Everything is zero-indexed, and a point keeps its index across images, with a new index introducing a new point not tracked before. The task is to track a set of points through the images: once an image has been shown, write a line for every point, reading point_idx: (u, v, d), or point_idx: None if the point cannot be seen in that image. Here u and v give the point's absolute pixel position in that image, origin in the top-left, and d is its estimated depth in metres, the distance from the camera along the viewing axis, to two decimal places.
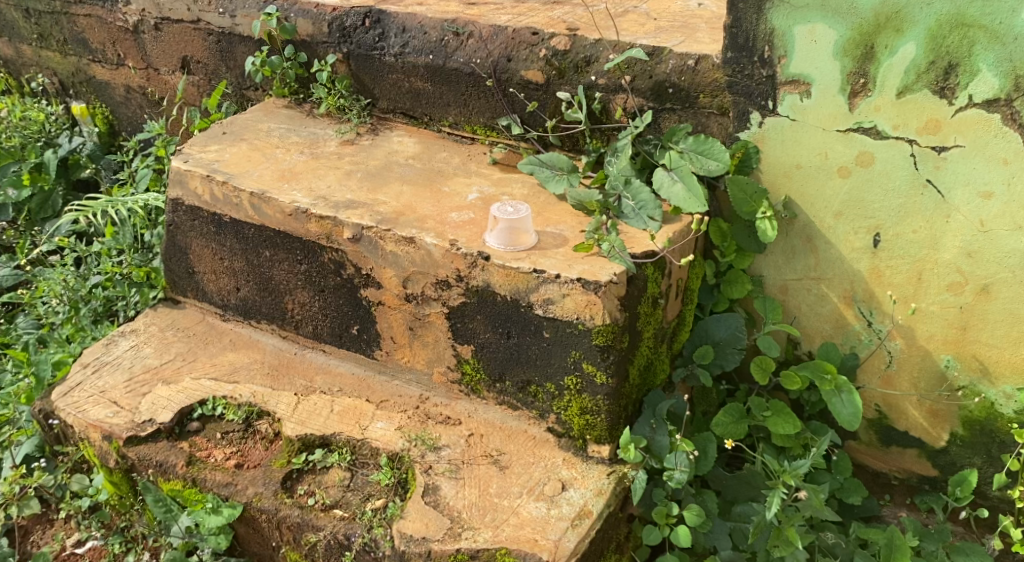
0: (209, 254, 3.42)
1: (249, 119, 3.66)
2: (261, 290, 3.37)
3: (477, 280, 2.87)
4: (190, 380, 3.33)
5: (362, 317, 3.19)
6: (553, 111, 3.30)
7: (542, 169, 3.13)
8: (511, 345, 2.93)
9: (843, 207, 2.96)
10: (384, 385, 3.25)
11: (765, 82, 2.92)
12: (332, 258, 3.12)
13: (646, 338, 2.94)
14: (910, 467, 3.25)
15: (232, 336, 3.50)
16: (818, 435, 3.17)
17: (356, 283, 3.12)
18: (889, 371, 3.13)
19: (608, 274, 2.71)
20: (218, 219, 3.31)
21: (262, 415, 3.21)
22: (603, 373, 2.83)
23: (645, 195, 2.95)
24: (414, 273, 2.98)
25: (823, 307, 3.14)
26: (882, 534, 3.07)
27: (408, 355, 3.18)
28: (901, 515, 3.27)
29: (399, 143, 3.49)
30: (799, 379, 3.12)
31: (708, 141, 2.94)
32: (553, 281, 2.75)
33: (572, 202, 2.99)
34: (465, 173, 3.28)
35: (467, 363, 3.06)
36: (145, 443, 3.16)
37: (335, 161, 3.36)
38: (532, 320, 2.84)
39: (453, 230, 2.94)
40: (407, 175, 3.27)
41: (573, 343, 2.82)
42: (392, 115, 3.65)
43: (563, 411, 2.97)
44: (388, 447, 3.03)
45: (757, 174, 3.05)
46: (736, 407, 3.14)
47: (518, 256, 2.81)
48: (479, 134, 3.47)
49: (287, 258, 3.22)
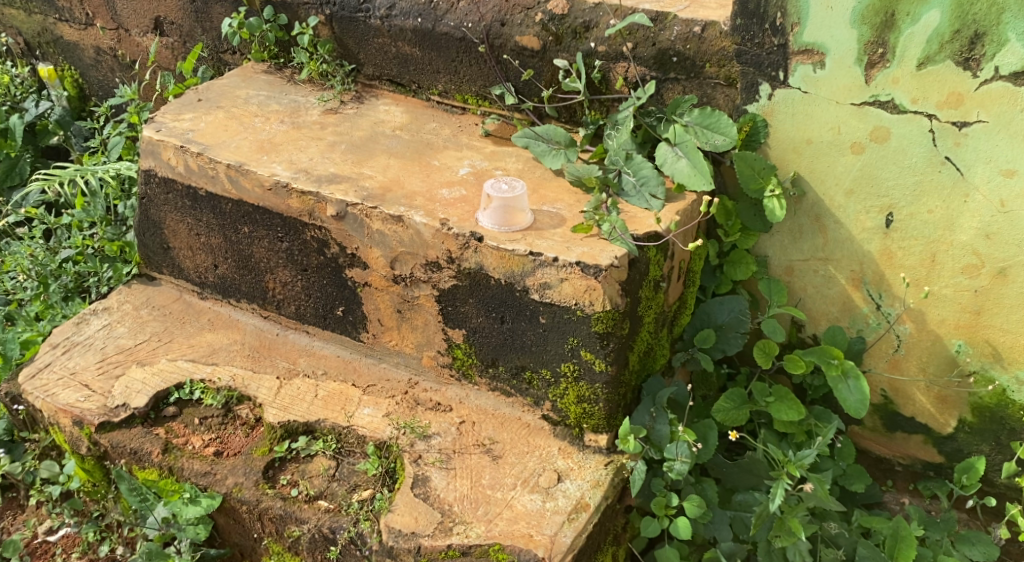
0: (184, 229, 3.25)
1: (226, 85, 3.47)
2: (241, 268, 3.21)
3: (469, 262, 2.70)
4: (167, 362, 3.18)
5: (348, 298, 3.04)
6: (549, 80, 3.12)
7: (537, 143, 2.96)
8: (505, 330, 2.77)
9: (855, 185, 2.82)
10: (371, 368, 3.12)
11: (776, 52, 2.75)
12: (315, 236, 2.95)
13: (647, 323, 2.77)
14: (913, 452, 3.20)
15: (211, 315, 3.36)
16: (822, 421, 3.09)
17: (341, 263, 2.96)
18: (897, 356, 3.04)
19: (609, 258, 2.54)
20: (194, 192, 3.12)
21: (243, 399, 3.07)
22: (603, 361, 2.64)
23: (646, 171, 2.79)
24: (401, 253, 2.81)
25: (830, 289, 3.03)
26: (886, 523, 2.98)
27: (396, 338, 3.03)
28: (904, 502, 3.21)
29: (386, 112, 3.33)
30: (803, 363, 3.01)
31: (714, 114, 2.79)
32: (550, 264, 2.57)
33: (570, 178, 2.85)
34: (455, 146, 3.13)
35: (458, 347, 2.92)
36: (119, 429, 3.01)
37: (318, 132, 3.18)
38: (528, 305, 2.67)
39: (444, 208, 2.78)
40: (396, 148, 3.11)
41: (570, 329, 2.63)
42: (377, 82, 3.46)
43: (558, 399, 2.81)
44: (375, 435, 2.89)
45: (764, 150, 2.89)
46: (739, 392, 3.04)
47: (514, 237, 2.65)
48: (470, 103, 3.30)
49: (267, 236, 3.06)
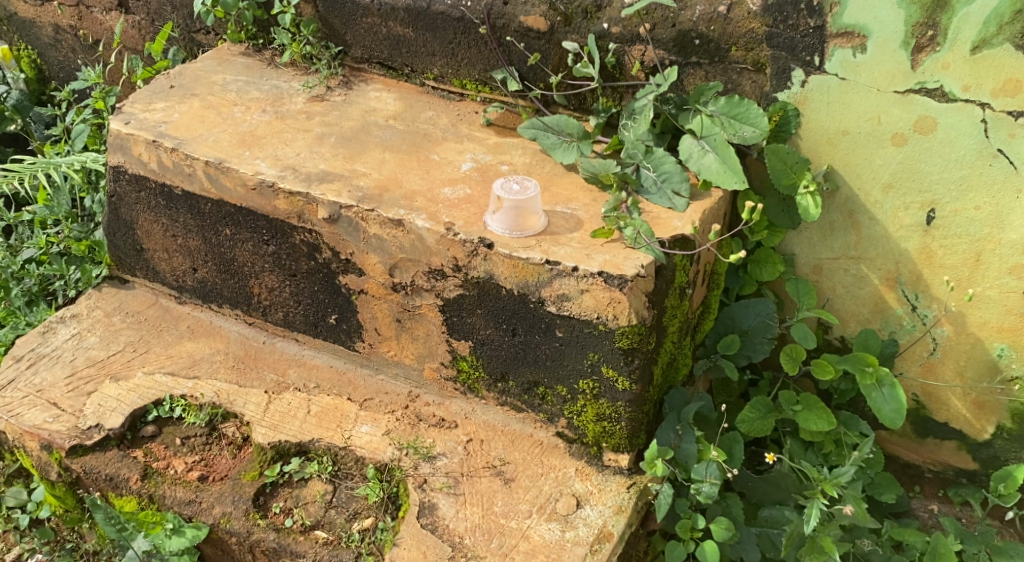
0: (158, 230, 2.97)
1: (200, 69, 3.18)
2: (222, 272, 2.95)
3: (478, 271, 2.45)
4: (143, 376, 2.92)
5: (341, 306, 2.79)
6: (557, 64, 2.86)
7: (547, 134, 2.71)
8: (516, 344, 2.53)
9: (894, 179, 2.60)
10: (368, 380, 2.88)
11: (812, 34, 2.50)
12: (305, 240, 2.70)
13: (670, 334, 2.54)
14: (945, 459, 3.02)
15: (191, 321, 3.09)
16: (851, 428, 2.91)
17: (334, 269, 2.71)
18: (932, 359, 2.84)
19: (635, 267, 2.30)
20: (168, 190, 2.84)
21: (229, 417, 2.83)
22: (626, 379, 2.41)
23: (669, 166, 2.57)
24: (402, 260, 2.56)
25: (861, 289, 2.82)
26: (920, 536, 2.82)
27: (394, 349, 2.79)
28: (932, 508, 3.03)
29: (377, 99, 3.06)
30: (833, 369, 2.81)
31: (743, 103, 2.54)
32: (569, 274, 2.33)
33: (585, 174, 2.61)
34: (455, 137, 2.88)
35: (463, 360, 2.68)
36: (93, 453, 2.76)
37: (305, 123, 2.92)
38: (543, 317, 2.42)
39: (448, 210, 2.53)
40: (390, 141, 2.86)
41: (591, 344, 2.40)
42: (366, 65, 3.19)
43: (575, 416, 2.58)
44: (375, 457, 2.66)
45: (795, 141, 2.66)
46: (764, 401, 2.84)
47: (527, 243, 2.41)
48: (468, 89, 3.04)
49: (251, 239, 2.80)
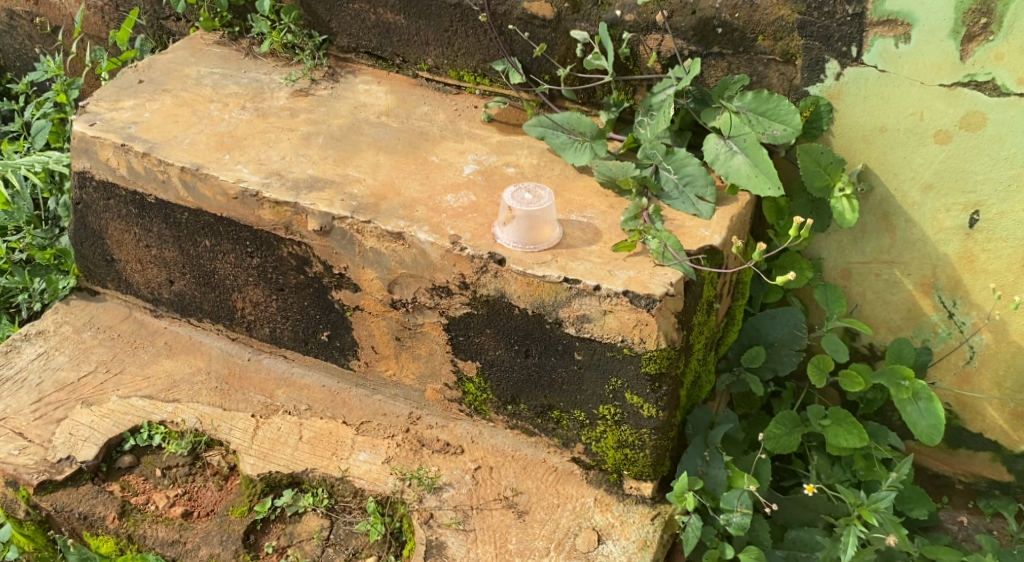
0: (130, 240, 2.71)
1: (172, 61, 2.93)
2: (202, 285, 2.71)
3: (487, 288, 2.23)
4: (118, 400, 2.68)
5: (334, 322, 2.56)
6: (564, 55, 2.62)
7: (556, 133, 2.48)
8: (529, 366, 2.32)
9: (935, 178, 2.40)
10: (363, 401, 2.65)
11: (849, 22, 2.28)
12: (293, 253, 2.46)
13: (697, 351, 2.34)
14: (978, 470, 2.85)
15: (169, 337, 2.85)
16: (879, 441, 2.74)
17: (326, 284, 2.48)
18: (968, 368, 2.66)
19: (662, 285, 2.09)
20: (140, 198, 2.59)
21: (213, 444, 2.60)
22: (652, 406, 2.21)
23: (692, 168, 2.35)
24: (402, 275, 2.33)
25: (894, 295, 2.62)
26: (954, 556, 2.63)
27: (393, 368, 2.57)
28: (962, 520, 2.82)
29: (366, 93, 2.82)
30: (863, 380, 2.63)
31: (773, 99, 2.33)
32: (590, 294, 2.11)
33: (600, 178, 2.39)
34: (455, 135, 2.64)
35: (469, 382, 2.46)
36: (65, 489, 2.52)
37: (289, 121, 2.67)
38: (560, 339, 2.21)
39: (452, 220, 2.30)
40: (384, 140, 2.62)
41: (613, 368, 2.19)
42: (353, 55, 2.94)
43: (593, 442, 2.38)
44: (375, 489, 2.44)
45: (826, 138, 2.44)
46: (790, 416, 2.65)
47: (542, 258, 2.18)
48: (466, 81, 2.80)
49: (233, 250, 2.55)
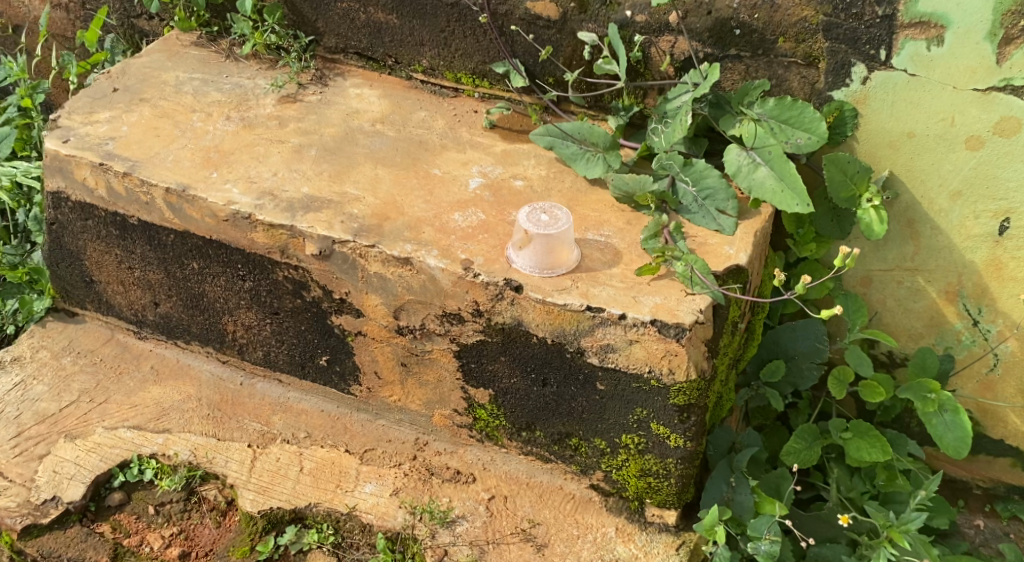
0: (110, 261, 2.54)
1: (147, 65, 2.75)
2: (190, 308, 2.55)
3: (503, 316, 2.10)
4: (104, 432, 2.52)
5: (334, 347, 2.42)
6: (570, 57, 2.47)
7: (566, 142, 2.34)
8: (547, 394, 2.19)
9: (965, 186, 2.30)
10: (366, 426, 2.52)
11: (878, 24, 2.17)
12: (288, 277, 2.31)
13: (720, 372, 2.22)
14: (997, 476, 2.78)
15: (154, 361, 2.69)
16: (897, 449, 2.65)
17: (325, 308, 2.33)
18: (991, 376, 2.58)
19: (692, 313, 1.97)
20: (122, 220, 2.42)
21: (208, 478, 2.46)
22: (680, 437, 2.10)
23: (712, 181, 2.22)
24: (409, 301, 2.19)
25: (916, 302, 2.53)
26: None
27: (398, 394, 2.44)
28: (978, 524, 2.77)
29: (358, 98, 2.65)
30: (883, 390, 2.54)
31: (798, 106, 2.20)
32: (615, 323, 1.99)
33: (616, 193, 2.25)
34: (456, 144, 2.49)
35: (481, 408, 2.33)
36: (52, 533, 2.37)
37: (279, 132, 2.51)
38: (581, 369, 2.09)
39: (462, 243, 2.16)
40: (381, 151, 2.46)
41: (639, 399, 2.08)
42: (341, 56, 2.77)
43: (613, 469, 2.27)
44: (384, 524, 2.32)
45: (850, 144, 2.33)
46: (809, 429, 2.55)
47: (561, 284, 2.06)
48: (463, 83, 2.64)
49: (223, 274, 2.39)
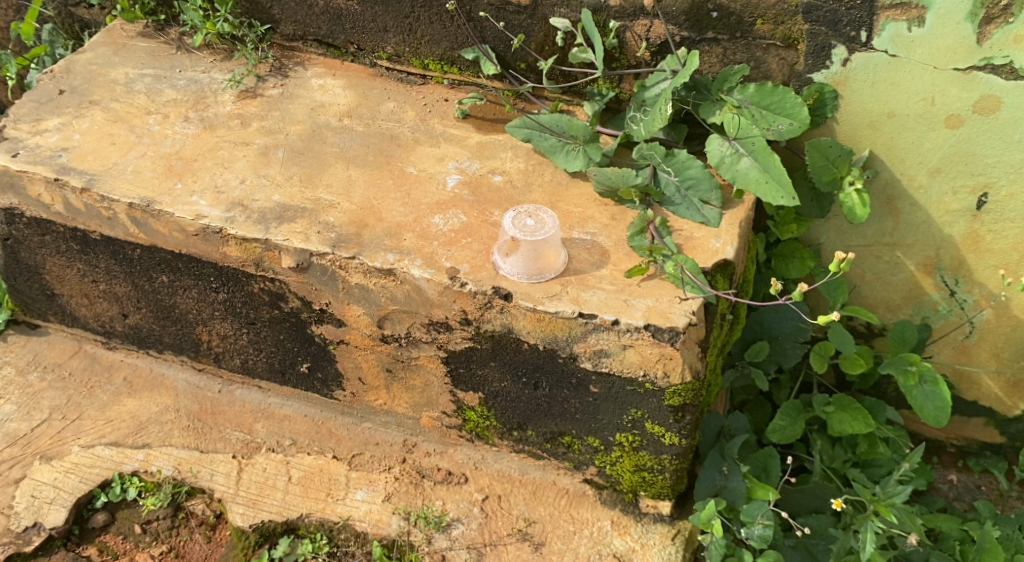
0: (72, 275, 2.44)
1: (93, 61, 2.60)
2: (161, 319, 2.46)
3: (492, 324, 2.06)
4: (81, 451, 2.45)
5: (315, 354, 2.36)
6: (542, 43, 2.40)
7: (543, 135, 2.28)
8: (539, 397, 2.17)
9: (944, 163, 2.29)
10: (352, 430, 2.49)
11: (859, 6, 2.13)
12: (264, 289, 2.24)
13: (712, 358, 2.22)
14: (972, 434, 2.82)
15: (126, 372, 2.61)
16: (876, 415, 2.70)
17: (305, 318, 2.27)
18: (967, 342, 2.61)
19: (685, 316, 1.95)
20: (83, 235, 2.31)
21: (195, 493, 2.40)
22: (675, 435, 2.09)
23: (695, 171, 2.19)
24: (394, 311, 2.14)
25: (894, 276, 2.54)
26: (955, 524, 2.62)
27: (384, 398, 2.41)
28: (952, 479, 2.80)
29: (321, 89, 2.55)
30: (863, 361, 2.54)
31: (779, 91, 2.16)
32: (608, 329, 1.96)
33: (598, 188, 2.21)
34: (428, 137, 2.41)
35: (470, 410, 2.31)
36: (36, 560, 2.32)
37: (242, 132, 2.40)
38: (574, 373, 2.07)
39: (445, 249, 2.10)
40: (351, 149, 2.37)
41: (633, 400, 2.06)
42: (300, 44, 2.65)
43: (607, 465, 2.26)
44: (378, 531, 2.30)
45: (830, 125, 2.30)
46: (793, 405, 2.58)
47: (551, 290, 2.02)
48: (431, 70, 2.55)
49: (196, 286, 2.31)
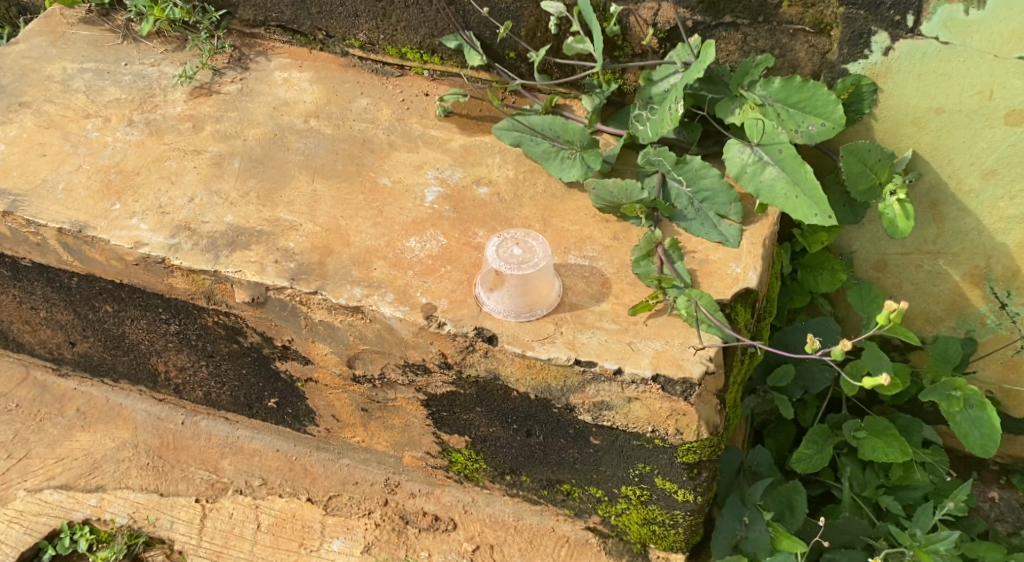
0: (9, 302, 2.17)
1: (28, 54, 2.30)
2: (111, 348, 2.20)
3: (476, 369, 1.79)
4: (28, 496, 2.21)
5: (282, 390, 2.10)
6: (533, 29, 2.08)
7: (534, 138, 1.99)
8: (532, 444, 1.90)
9: (1000, 165, 1.97)
10: (328, 468, 2.23)
11: None
12: (219, 323, 1.96)
13: (732, 390, 1.93)
14: (1020, 453, 2.50)
15: (80, 403, 2.36)
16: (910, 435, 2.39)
17: (267, 354, 2.00)
18: (1018, 358, 2.28)
19: (700, 364, 1.67)
20: (13, 261, 2.04)
21: (153, 543, 2.16)
22: (689, 492, 1.82)
23: (710, 181, 1.88)
24: (364, 351, 1.87)
25: (936, 286, 2.22)
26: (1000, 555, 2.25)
27: (361, 435, 2.14)
28: (993, 497, 2.47)
29: (285, 84, 2.24)
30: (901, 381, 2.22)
31: (807, 85, 1.83)
32: (609, 380, 1.69)
33: (597, 202, 1.90)
34: (404, 140, 2.10)
35: (456, 452, 2.05)
36: None
37: (193, 138, 2.11)
38: (572, 424, 1.80)
39: (421, 280, 1.82)
40: (316, 157, 2.07)
41: (640, 455, 1.79)
42: (262, 30, 2.34)
43: (612, 515, 2.00)
44: None
45: (867, 122, 1.99)
46: (820, 431, 2.28)
47: (543, 331, 1.73)
48: (409, 59, 2.24)
49: (143, 316, 2.04)
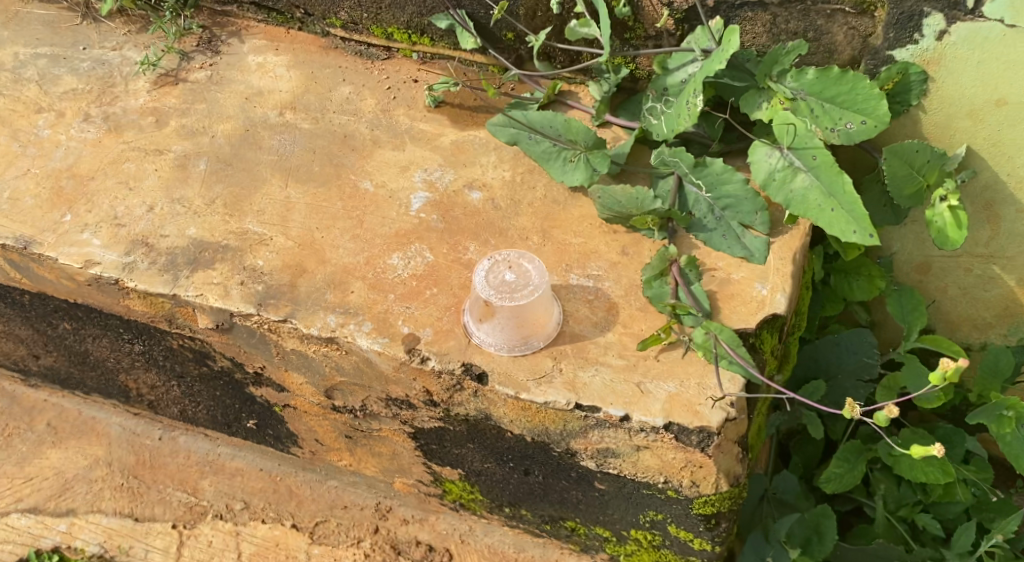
0: None
1: None
2: (77, 363, 2.02)
3: (465, 407, 1.59)
4: None
5: (259, 413, 1.91)
6: (533, 9, 1.83)
7: (531, 135, 1.74)
8: (532, 482, 1.72)
9: None
10: (315, 490, 2.05)
11: None
12: (185, 346, 1.78)
13: (757, 418, 1.73)
14: None
15: (50, 416, 2.19)
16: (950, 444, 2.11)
17: (240, 379, 1.81)
18: None
19: (719, 410, 1.46)
20: None
21: None
22: (706, 541, 1.64)
23: (733, 187, 1.64)
24: (343, 383, 1.67)
25: (987, 291, 1.96)
26: None
27: (348, 459, 1.96)
28: None
29: (259, 70, 2.01)
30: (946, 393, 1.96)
31: (846, 77, 1.60)
32: (615, 427, 1.49)
33: (604, 212, 1.67)
34: (389, 135, 1.87)
35: (450, 483, 1.86)
36: None
37: (156, 135, 1.89)
38: (573, 467, 1.61)
39: (403, 305, 1.61)
40: (291, 157, 1.84)
41: (651, 503, 1.61)
42: (235, 7, 2.10)
43: (621, 554, 1.81)
44: None
45: (914, 113, 1.74)
46: (851, 447, 2.02)
47: (539, 368, 1.53)
48: (396, 41, 2.00)
49: (105, 336, 1.85)
